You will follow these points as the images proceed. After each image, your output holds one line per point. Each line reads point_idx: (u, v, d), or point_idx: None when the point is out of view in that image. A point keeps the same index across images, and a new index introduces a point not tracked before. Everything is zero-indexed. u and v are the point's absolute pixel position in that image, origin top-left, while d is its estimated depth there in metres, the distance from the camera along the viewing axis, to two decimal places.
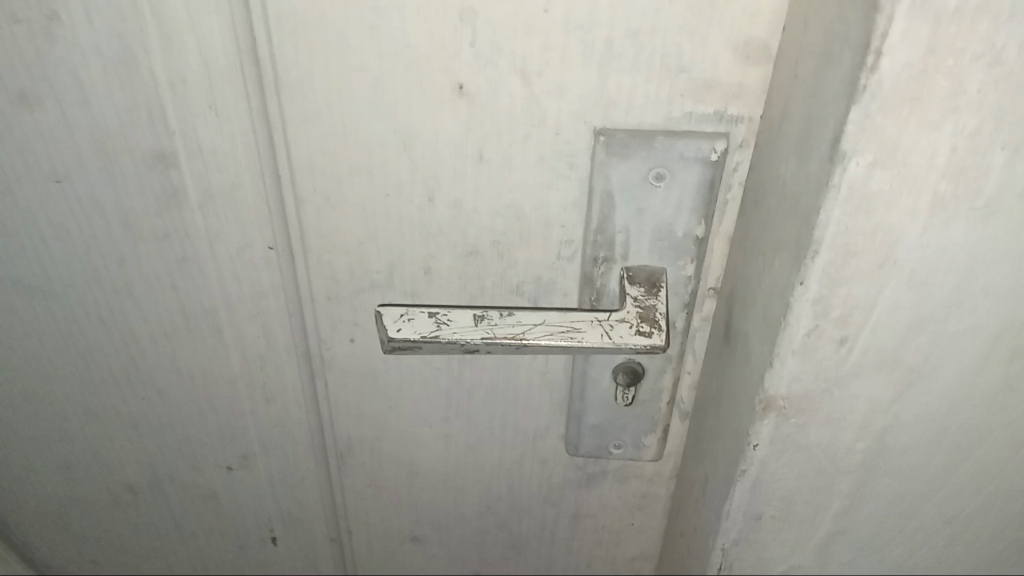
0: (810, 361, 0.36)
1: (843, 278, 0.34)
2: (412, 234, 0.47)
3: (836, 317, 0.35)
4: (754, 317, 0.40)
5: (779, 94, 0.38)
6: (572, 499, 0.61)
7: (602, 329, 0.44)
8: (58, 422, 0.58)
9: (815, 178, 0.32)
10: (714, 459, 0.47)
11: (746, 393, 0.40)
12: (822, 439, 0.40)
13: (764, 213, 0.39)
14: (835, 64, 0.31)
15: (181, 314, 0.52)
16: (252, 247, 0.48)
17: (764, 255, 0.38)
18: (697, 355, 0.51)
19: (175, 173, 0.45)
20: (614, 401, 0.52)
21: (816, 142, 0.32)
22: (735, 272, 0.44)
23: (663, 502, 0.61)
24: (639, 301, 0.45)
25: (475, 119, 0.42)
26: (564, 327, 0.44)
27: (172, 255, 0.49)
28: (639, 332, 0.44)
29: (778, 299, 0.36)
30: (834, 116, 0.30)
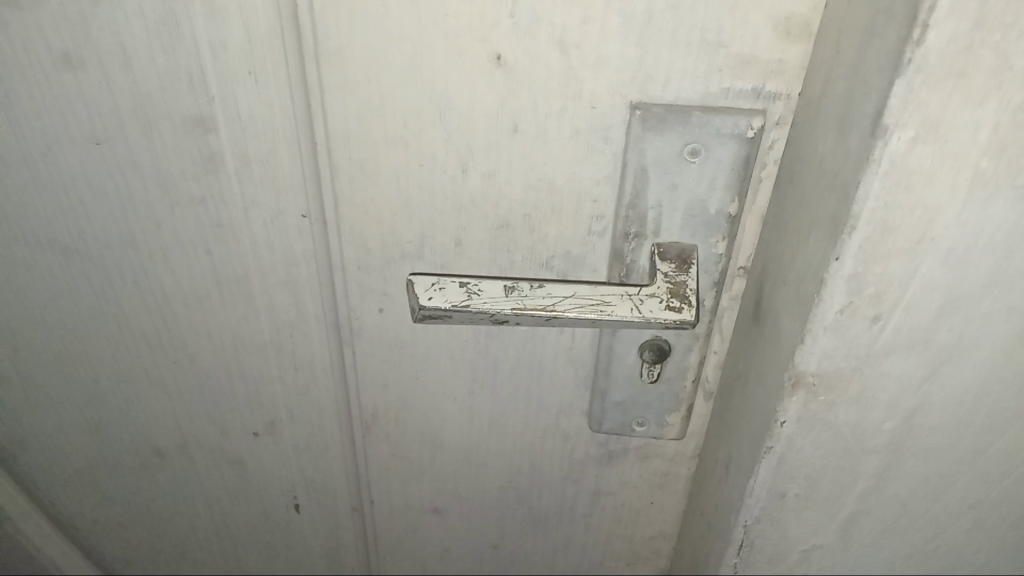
0: (841, 339, 0.36)
1: (880, 255, 0.33)
2: (444, 205, 0.47)
3: (870, 295, 0.35)
4: (786, 294, 0.40)
5: (819, 70, 0.37)
6: (593, 475, 0.62)
7: (631, 303, 0.44)
8: (89, 383, 0.59)
9: (855, 153, 0.32)
10: (739, 437, 0.47)
11: (775, 371, 0.40)
12: (849, 418, 0.40)
13: (800, 191, 0.39)
14: (879, 38, 0.30)
15: (214, 280, 0.52)
16: (286, 214, 0.49)
17: (798, 233, 0.38)
18: (724, 334, 0.51)
19: (213, 138, 0.46)
20: (639, 378, 0.52)
21: (857, 118, 0.32)
22: (767, 251, 0.44)
23: (684, 481, 0.61)
24: (668, 277, 0.45)
25: (512, 91, 0.42)
26: (594, 300, 0.44)
27: (207, 221, 0.49)
28: (668, 307, 0.44)
29: (812, 276, 0.36)
30: (877, 90, 0.30)
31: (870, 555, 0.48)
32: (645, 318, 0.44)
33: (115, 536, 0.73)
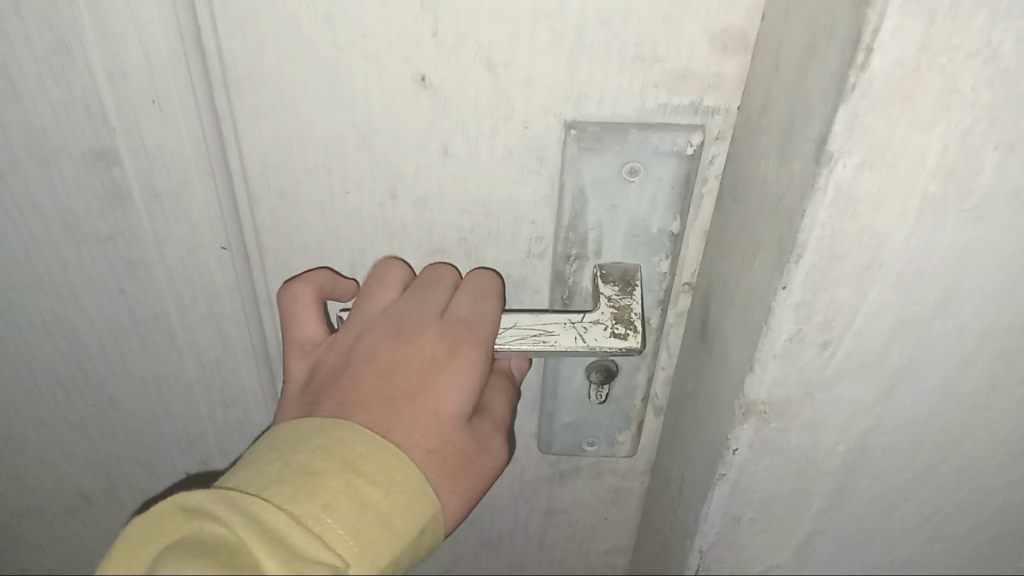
0: (791, 366, 0.35)
1: (828, 283, 0.32)
2: (375, 232, 0.45)
3: (819, 322, 0.33)
4: (732, 318, 0.38)
5: (759, 87, 0.36)
6: (545, 495, 0.60)
7: (575, 331, 0.42)
8: (6, 433, 0.54)
9: (799, 179, 0.31)
10: (690, 459, 0.46)
11: (725, 398, 0.39)
12: (802, 442, 0.39)
13: (742, 211, 0.37)
14: (820, 60, 0.29)
15: (131, 319, 0.49)
16: (204, 247, 0.45)
17: (744, 255, 0.37)
18: (671, 351, 0.50)
19: (118, 171, 0.42)
20: (587, 399, 0.51)
21: (800, 142, 0.31)
22: (711, 270, 0.43)
23: (637, 496, 0.60)
24: (613, 301, 0.43)
25: (440, 113, 0.40)
26: (536, 330, 0.43)
27: (118, 257, 0.46)
28: (613, 334, 0.42)
29: (759, 303, 0.35)
30: (819, 115, 0.29)
31: (829, 571, 0.48)
32: (590, 346, 0.42)
33: None
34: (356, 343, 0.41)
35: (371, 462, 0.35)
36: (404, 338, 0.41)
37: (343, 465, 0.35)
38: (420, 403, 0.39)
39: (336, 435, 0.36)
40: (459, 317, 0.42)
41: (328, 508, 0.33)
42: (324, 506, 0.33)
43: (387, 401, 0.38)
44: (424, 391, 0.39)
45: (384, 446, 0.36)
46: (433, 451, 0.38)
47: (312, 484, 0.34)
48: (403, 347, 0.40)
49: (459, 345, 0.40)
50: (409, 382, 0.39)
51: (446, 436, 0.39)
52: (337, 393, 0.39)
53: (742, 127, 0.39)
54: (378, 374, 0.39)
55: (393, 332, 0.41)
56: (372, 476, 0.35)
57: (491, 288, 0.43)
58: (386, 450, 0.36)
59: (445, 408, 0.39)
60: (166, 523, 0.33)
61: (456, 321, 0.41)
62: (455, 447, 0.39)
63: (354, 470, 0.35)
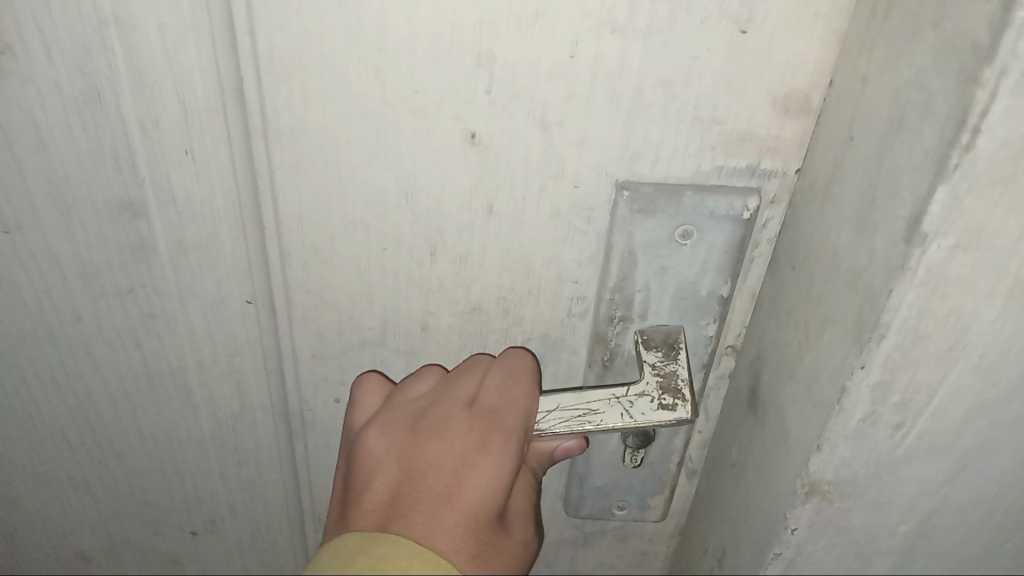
0: (861, 447, 0.35)
1: (906, 364, 0.31)
2: (410, 290, 0.43)
3: (895, 403, 0.33)
4: (788, 392, 0.37)
5: (824, 154, 0.34)
6: (567, 558, 0.57)
7: (621, 408, 0.41)
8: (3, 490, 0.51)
9: (883, 257, 0.29)
10: (735, 531, 0.45)
11: (781, 474, 0.38)
12: (862, 522, 0.39)
13: (804, 280, 0.36)
14: (910, 135, 0.28)
15: (145, 374, 0.46)
16: (229, 300, 0.43)
17: (807, 328, 0.36)
18: (709, 414, 0.48)
19: (144, 223, 0.40)
20: (621, 463, 0.48)
21: (882, 217, 0.30)
22: (762, 336, 0.42)
23: (662, 559, 0.58)
24: (657, 368, 0.42)
25: (488, 171, 0.38)
26: (580, 411, 0.41)
27: (137, 311, 0.43)
28: (661, 406, 0.41)
29: (828, 380, 0.33)
30: (910, 191, 0.28)
31: None
32: (637, 423, 0.40)
33: None
34: (382, 445, 0.39)
35: None
36: (433, 434, 0.38)
37: None
38: (456, 504, 0.36)
39: (377, 552, 0.33)
40: (487, 404, 0.40)
41: None
42: None
43: (423, 505, 0.36)
44: (459, 491, 0.36)
45: (426, 557, 0.33)
46: (476, 556, 0.35)
47: None
48: (433, 444, 0.38)
49: (490, 435, 0.38)
50: (444, 483, 0.37)
51: (486, 536, 0.36)
52: (369, 501, 0.37)
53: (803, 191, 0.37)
54: (411, 478, 0.37)
55: (421, 430, 0.39)
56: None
57: (518, 372, 0.41)
58: (428, 561, 0.33)
59: (483, 506, 0.36)
60: None
61: (484, 410, 0.39)
62: (495, 547, 0.36)
63: None
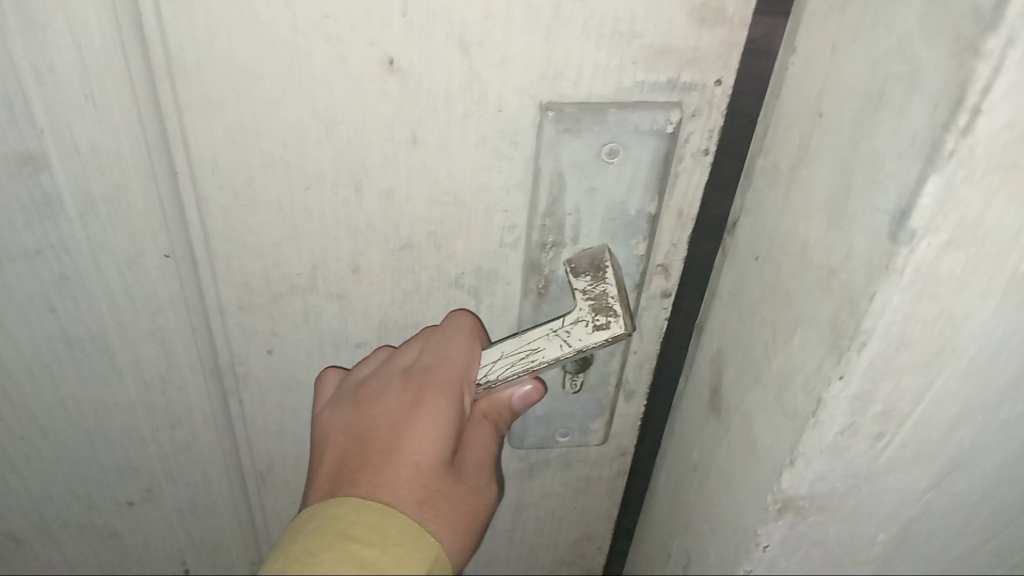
0: (840, 460, 0.41)
1: (887, 371, 0.36)
2: (337, 230, 0.42)
3: (879, 410, 0.38)
4: (754, 399, 0.44)
5: (792, 130, 0.38)
6: (515, 491, 0.58)
7: (559, 339, 0.41)
8: None
9: (862, 256, 0.33)
10: (705, 540, 0.53)
11: (753, 492, 0.45)
12: (836, 531, 0.48)
13: (770, 275, 0.41)
14: (893, 113, 0.30)
15: (62, 340, 0.44)
16: (146, 255, 0.42)
17: (773, 329, 0.41)
18: (644, 334, 0.49)
19: (47, 178, 0.38)
20: (561, 390, 0.49)
21: (862, 211, 0.33)
22: (727, 333, 0.47)
23: (607, 482, 0.59)
24: (588, 293, 0.42)
25: (408, 99, 0.37)
26: (522, 351, 0.41)
27: (47, 274, 0.41)
28: (596, 327, 0.41)
29: (800, 390, 0.39)
30: (895, 182, 0.30)
31: None
32: (577, 349, 0.40)
33: None
34: (333, 421, 0.41)
35: (362, 526, 0.34)
36: (373, 400, 0.41)
37: (335, 537, 0.34)
38: (398, 458, 0.38)
39: (327, 511, 0.35)
40: (421, 364, 0.41)
41: None
42: None
43: (367, 465, 0.38)
44: (400, 445, 0.38)
45: (370, 507, 0.35)
46: (422, 502, 0.37)
47: (311, 563, 0.33)
48: (373, 410, 0.40)
49: (424, 391, 0.40)
50: (385, 441, 0.39)
51: (431, 484, 0.38)
52: (323, 473, 0.39)
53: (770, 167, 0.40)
54: (355, 446, 0.39)
55: (363, 399, 0.41)
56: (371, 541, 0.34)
57: (455, 327, 0.42)
58: (372, 511, 0.35)
59: (427, 456, 0.38)
60: None
61: (418, 370, 0.41)
62: (444, 493, 0.38)
63: (347, 537, 0.34)
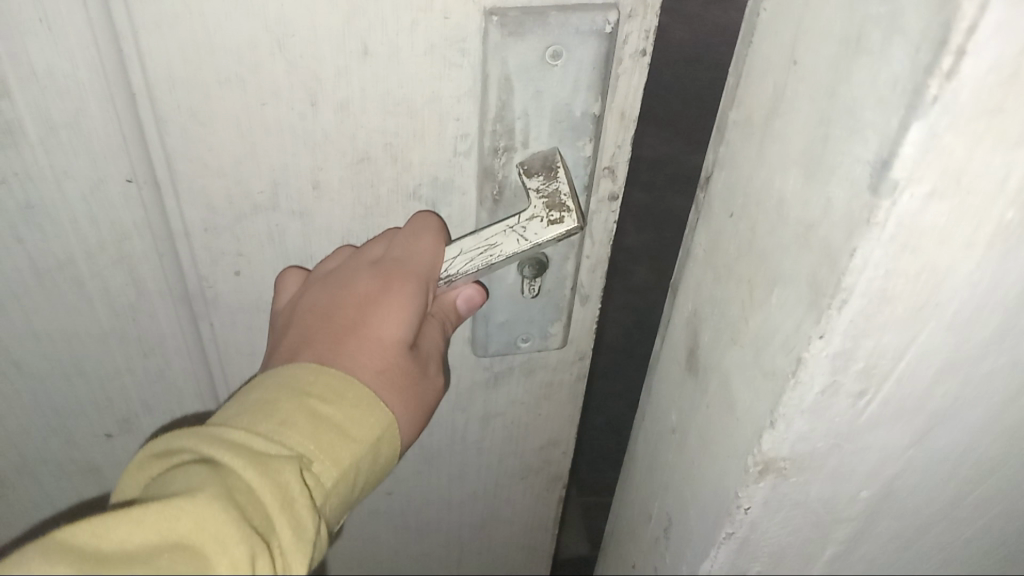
0: (823, 416, 0.46)
1: (866, 329, 0.40)
2: (296, 145, 0.43)
3: (865, 363, 0.43)
4: (736, 359, 0.49)
5: (767, 82, 0.41)
6: (482, 400, 0.60)
7: (516, 234, 0.44)
8: None
9: (843, 211, 0.36)
10: (691, 500, 0.59)
11: (736, 449, 0.51)
12: (822, 481, 0.53)
13: (748, 238, 0.45)
14: (870, 57, 0.32)
15: (30, 271, 0.45)
16: (109, 180, 0.43)
17: (752, 288, 0.46)
18: (595, 237, 0.51)
19: (6, 104, 0.38)
20: (520, 296, 0.52)
21: (841, 162, 0.35)
22: (709, 294, 0.51)
23: (569, 387, 0.61)
24: (541, 192, 0.44)
25: (358, 9, 0.38)
26: (481, 247, 0.44)
27: (12, 203, 0.42)
28: (551, 223, 0.44)
29: (781, 349, 0.43)
30: (876, 134, 0.33)
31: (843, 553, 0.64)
32: (533, 244, 0.44)
33: None
34: (303, 297, 0.45)
35: (321, 386, 0.39)
36: (343, 282, 0.44)
37: (294, 391, 0.39)
38: (362, 334, 0.43)
39: (292, 371, 0.40)
40: (391, 256, 0.44)
41: (283, 423, 0.37)
42: (281, 423, 0.37)
43: (333, 338, 0.42)
44: (364, 325, 0.43)
45: (331, 374, 0.40)
46: (380, 375, 0.42)
47: (272, 411, 0.38)
48: (343, 291, 0.44)
49: (392, 279, 0.43)
50: (351, 319, 0.43)
51: (390, 360, 0.43)
52: (291, 339, 0.44)
53: (750, 121, 0.44)
54: (321, 321, 0.43)
55: (333, 281, 0.44)
56: (320, 392, 0.39)
57: (428, 228, 0.45)
58: (332, 376, 0.40)
59: (388, 335, 0.43)
60: (147, 470, 0.38)
61: (388, 260, 0.44)
62: (400, 369, 0.43)
63: (305, 393, 0.39)
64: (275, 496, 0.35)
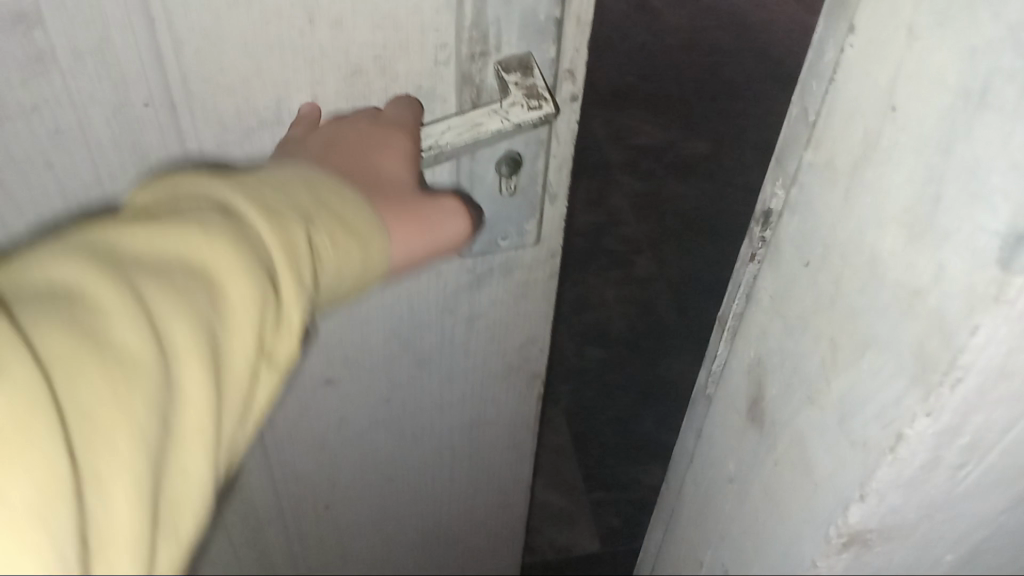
0: (926, 478, 0.62)
1: (976, 406, 0.54)
2: (296, 62, 0.48)
3: (978, 435, 0.57)
4: (823, 472, 0.66)
5: (856, 134, 0.51)
6: (465, 302, 0.65)
7: (501, 116, 0.49)
8: None
9: (961, 276, 0.47)
10: (777, 516, 0.75)
11: (840, 491, 0.65)
12: (920, 530, 0.69)
13: (837, 291, 0.57)
14: (1000, 113, 0.41)
15: (60, 196, 0.51)
16: (130, 103, 0.47)
17: (834, 349, 0.59)
18: (561, 139, 0.56)
19: (40, 34, 0.43)
20: (498, 195, 0.56)
21: (962, 226, 0.46)
22: (786, 334, 0.65)
23: (545, 284, 0.65)
24: (520, 84, 0.50)
25: None
26: (469, 124, 0.49)
27: (43, 130, 0.47)
28: (530, 108, 0.50)
29: (892, 404, 0.56)
30: (1009, 205, 0.43)
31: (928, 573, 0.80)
32: (517, 124, 0.49)
33: None
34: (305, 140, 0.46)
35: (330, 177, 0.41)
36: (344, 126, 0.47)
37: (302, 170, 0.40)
38: (367, 157, 0.45)
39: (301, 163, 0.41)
40: (388, 118, 0.48)
41: (291, 183, 0.39)
42: (284, 180, 0.39)
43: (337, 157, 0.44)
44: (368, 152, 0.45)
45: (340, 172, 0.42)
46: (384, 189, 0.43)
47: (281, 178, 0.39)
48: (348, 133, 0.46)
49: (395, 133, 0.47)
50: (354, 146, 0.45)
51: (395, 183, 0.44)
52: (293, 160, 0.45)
53: (843, 171, 0.53)
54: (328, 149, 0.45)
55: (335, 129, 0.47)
56: (313, 179, 0.40)
57: (408, 104, 0.51)
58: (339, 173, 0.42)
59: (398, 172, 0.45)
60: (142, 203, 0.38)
61: (387, 120, 0.48)
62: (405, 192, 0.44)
63: (313, 174, 0.40)
64: (280, 249, 0.36)
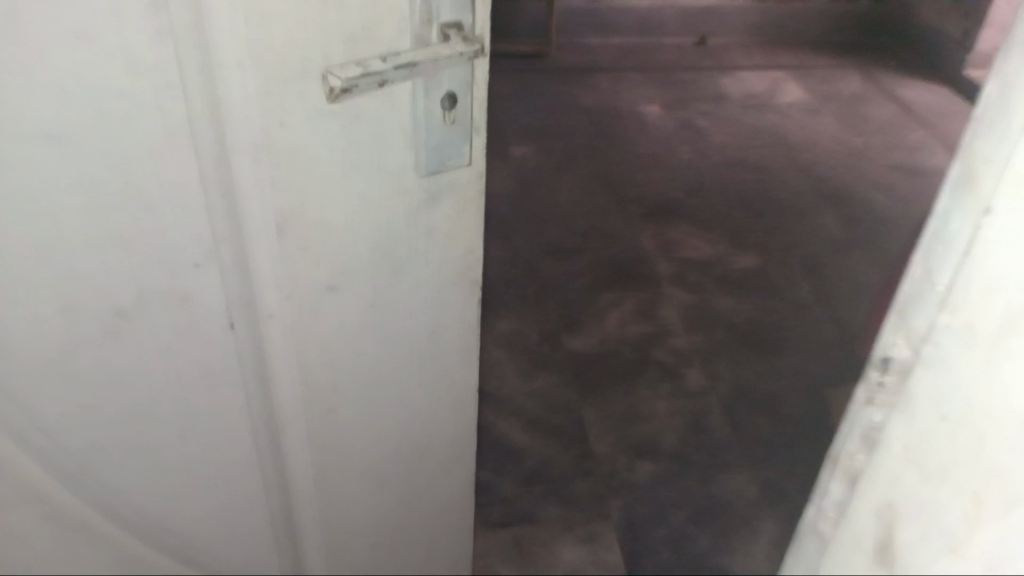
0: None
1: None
2: (314, 30, 0.76)
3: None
4: None
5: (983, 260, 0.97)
6: (426, 216, 0.95)
7: (452, 49, 0.78)
8: (73, 245, 0.84)
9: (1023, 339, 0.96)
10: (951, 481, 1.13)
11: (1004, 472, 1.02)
12: None
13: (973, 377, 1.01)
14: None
15: (164, 131, 0.80)
16: (211, 63, 0.77)
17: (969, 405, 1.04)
18: (480, 80, 0.85)
19: (162, 13, 0.73)
20: (442, 122, 0.86)
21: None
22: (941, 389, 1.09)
23: (478, 201, 0.97)
24: (458, 33, 0.79)
25: None
26: (434, 51, 0.77)
27: (159, 82, 0.77)
28: (468, 46, 0.78)
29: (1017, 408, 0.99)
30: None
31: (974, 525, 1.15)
32: (462, 53, 0.78)
33: (90, 397, 0.97)
34: None
35: None
36: None
37: None
38: None
39: None
40: None
41: None
42: None
43: None
44: None
45: None
46: None
47: None
48: None
49: None
50: None
51: None
52: None
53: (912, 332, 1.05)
54: None
55: None
56: None
57: None
58: None
59: None
60: None
61: None
62: None
63: None
64: None
